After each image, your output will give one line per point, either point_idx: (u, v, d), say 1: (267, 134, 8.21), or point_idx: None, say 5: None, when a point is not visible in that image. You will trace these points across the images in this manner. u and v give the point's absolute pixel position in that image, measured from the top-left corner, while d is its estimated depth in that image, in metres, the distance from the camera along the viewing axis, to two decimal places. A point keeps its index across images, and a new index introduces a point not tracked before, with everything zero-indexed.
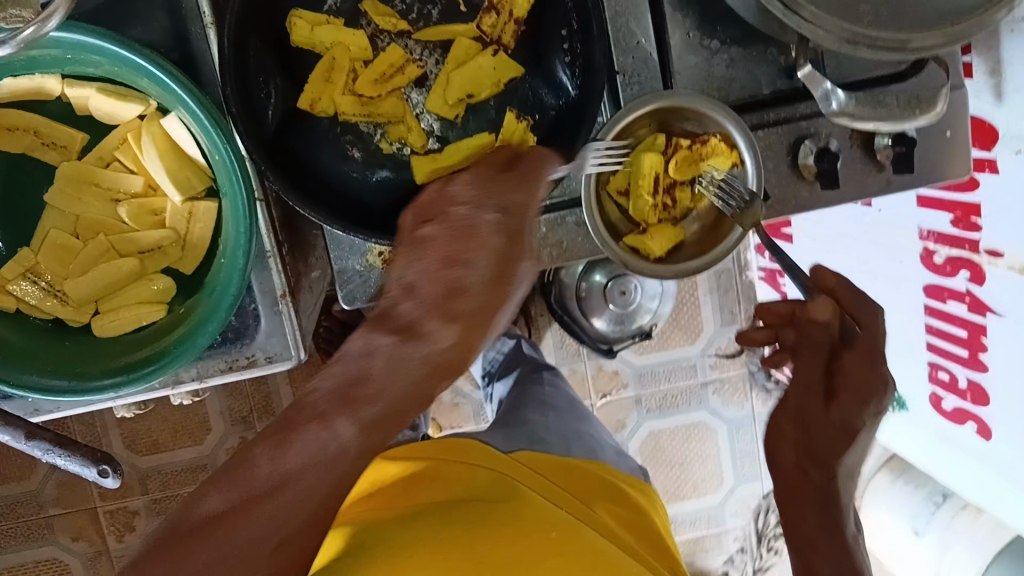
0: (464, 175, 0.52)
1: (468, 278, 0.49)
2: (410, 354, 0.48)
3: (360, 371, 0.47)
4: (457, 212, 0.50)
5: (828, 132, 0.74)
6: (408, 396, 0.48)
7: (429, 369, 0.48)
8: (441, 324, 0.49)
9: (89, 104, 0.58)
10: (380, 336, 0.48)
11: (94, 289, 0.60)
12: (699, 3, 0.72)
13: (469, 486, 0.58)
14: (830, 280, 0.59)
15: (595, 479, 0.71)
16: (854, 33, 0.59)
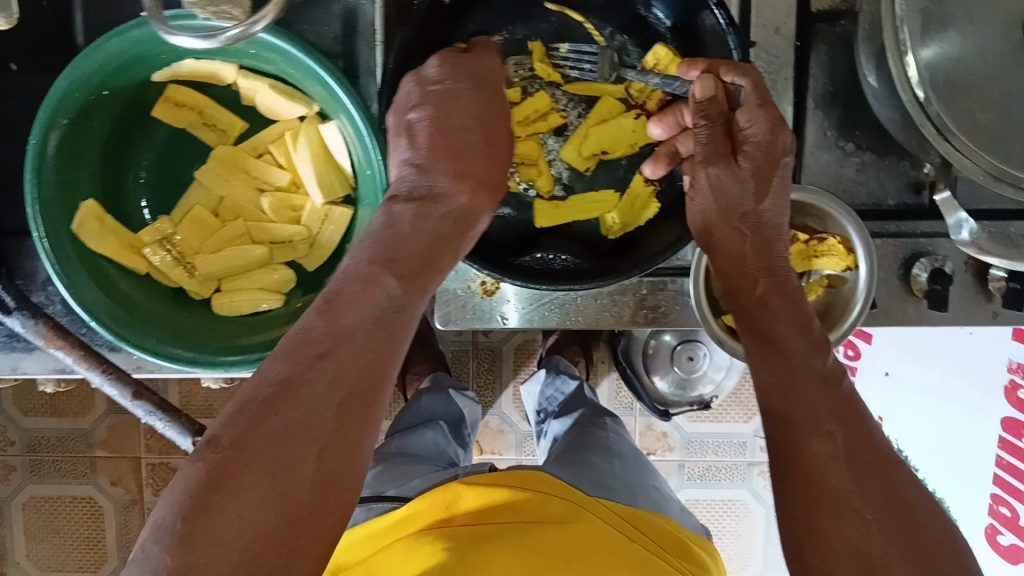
0: (434, 59, 0.57)
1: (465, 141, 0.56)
2: (430, 217, 0.53)
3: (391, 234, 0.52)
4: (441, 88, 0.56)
5: (945, 254, 0.74)
6: (435, 245, 0.52)
7: (449, 215, 0.54)
8: (453, 181, 0.55)
9: (255, 97, 0.61)
10: (400, 207, 0.53)
11: (223, 268, 0.63)
12: (843, 105, 0.73)
13: (546, 515, 0.64)
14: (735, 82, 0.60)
15: (660, 536, 0.74)
16: (1001, 170, 0.59)
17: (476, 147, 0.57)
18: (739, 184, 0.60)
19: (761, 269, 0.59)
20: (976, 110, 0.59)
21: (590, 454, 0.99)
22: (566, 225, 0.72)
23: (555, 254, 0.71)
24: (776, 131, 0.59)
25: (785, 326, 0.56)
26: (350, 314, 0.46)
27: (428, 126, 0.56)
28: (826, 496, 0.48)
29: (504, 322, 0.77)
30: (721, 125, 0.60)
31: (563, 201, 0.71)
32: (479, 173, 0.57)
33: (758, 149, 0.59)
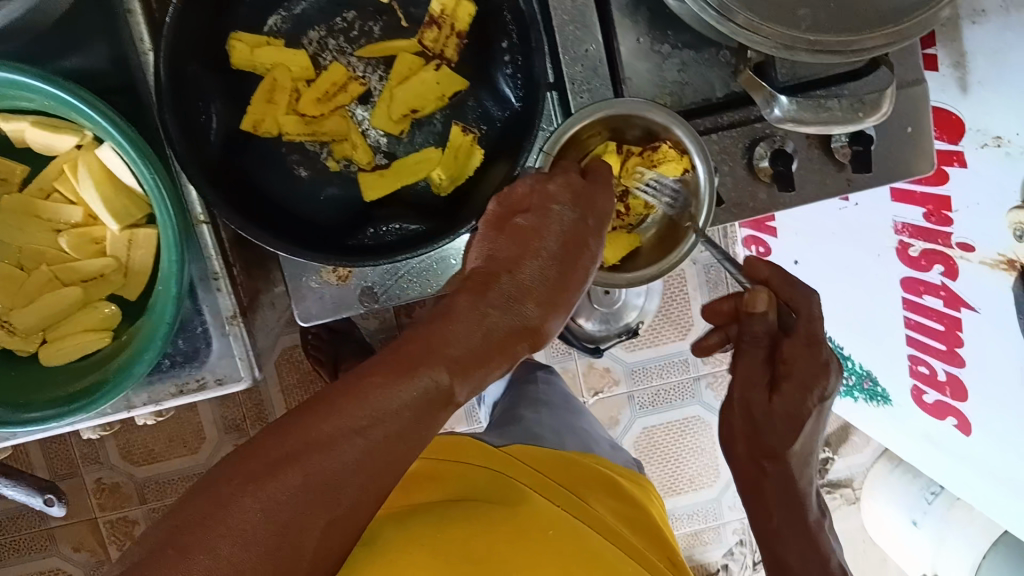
0: (558, 176, 0.54)
1: (546, 263, 0.51)
2: (495, 324, 0.49)
3: (444, 324, 0.48)
4: (559, 210, 0.52)
5: (784, 133, 0.73)
6: (491, 350, 0.48)
7: (516, 333, 0.49)
8: (529, 304, 0.50)
9: (26, 137, 0.58)
10: (470, 308, 0.49)
11: (40, 318, 0.61)
12: (649, 8, 0.72)
13: (472, 489, 0.61)
14: (762, 269, 0.62)
15: (594, 471, 0.71)
16: (792, 37, 0.58)
17: (527, 230, 0.52)
18: (763, 403, 0.60)
19: (742, 426, 0.62)
20: None
21: (519, 409, 0.99)
22: (397, 193, 0.69)
23: (389, 225, 0.69)
24: (817, 375, 0.59)
25: (772, 478, 0.62)
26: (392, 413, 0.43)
27: (522, 234, 0.52)
28: (776, 556, 0.63)
29: (369, 304, 0.75)
30: (765, 343, 0.60)
31: (388, 168, 0.68)
32: (551, 293, 0.51)
33: (796, 383, 0.58)
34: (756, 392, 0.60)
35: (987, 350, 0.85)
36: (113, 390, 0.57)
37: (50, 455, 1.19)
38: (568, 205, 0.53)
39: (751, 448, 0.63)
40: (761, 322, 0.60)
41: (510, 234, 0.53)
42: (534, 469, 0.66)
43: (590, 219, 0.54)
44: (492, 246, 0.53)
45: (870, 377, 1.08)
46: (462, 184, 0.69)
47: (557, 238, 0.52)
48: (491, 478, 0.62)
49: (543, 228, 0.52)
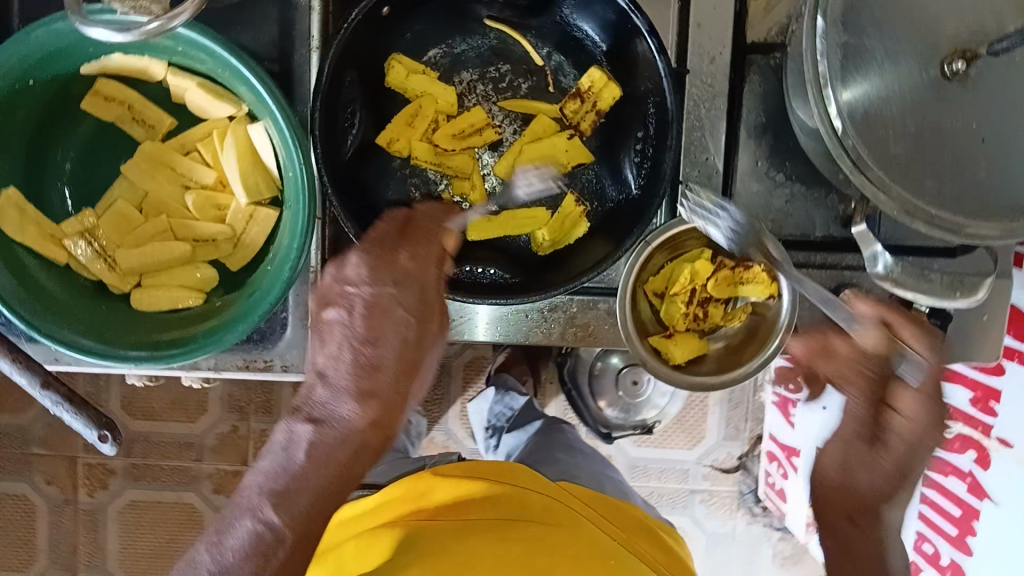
0: (355, 257, 0.57)
1: (383, 354, 0.56)
2: (328, 435, 0.55)
3: (287, 463, 0.54)
4: (351, 291, 0.57)
5: (868, 287, 0.76)
6: (330, 480, 0.53)
7: (356, 446, 0.55)
8: (348, 402, 0.55)
9: (185, 95, 0.61)
10: (299, 426, 0.55)
11: (143, 263, 0.63)
12: (774, 137, 0.75)
13: (521, 508, 0.63)
14: (869, 306, 0.68)
15: (637, 520, 0.73)
16: (913, 205, 0.61)
17: (363, 341, 0.56)
18: (863, 472, 0.66)
19: (834, 483, 0.67)
20: (890, 143, 0.60)
21: (555, 450, 1.00)
22: (497, 240, 0.72)
23: (484, 268, 0.71)
24: (929, 434, 0.65)
25: (869, 540, 0.65)
26: None
27: (339, 329, 0.57)
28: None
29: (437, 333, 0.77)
30: (869, 389, 0.66)
31: (496, 214, 0.71)
32: (390, 393, 0.56)
33: (903, 443, 0.65)
34: (857, 449, 0.66)
35: (998, 548, 0.86)
36: (196, 350, 0.59)
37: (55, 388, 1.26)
38: (361, 284, 0.56)
39: (871, 545, 0.64)
40: (874, 360, 0.67)
41: (327, 330, 0.57)
42: (587, 506, 0.69)
43: (428, 315, 0.58)
44: (328, 360, 0.57)
45: None
46: (560, 251, 0.71)
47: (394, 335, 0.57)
48: (543, 503, 0.65)
49: (389, 321, 0.57)
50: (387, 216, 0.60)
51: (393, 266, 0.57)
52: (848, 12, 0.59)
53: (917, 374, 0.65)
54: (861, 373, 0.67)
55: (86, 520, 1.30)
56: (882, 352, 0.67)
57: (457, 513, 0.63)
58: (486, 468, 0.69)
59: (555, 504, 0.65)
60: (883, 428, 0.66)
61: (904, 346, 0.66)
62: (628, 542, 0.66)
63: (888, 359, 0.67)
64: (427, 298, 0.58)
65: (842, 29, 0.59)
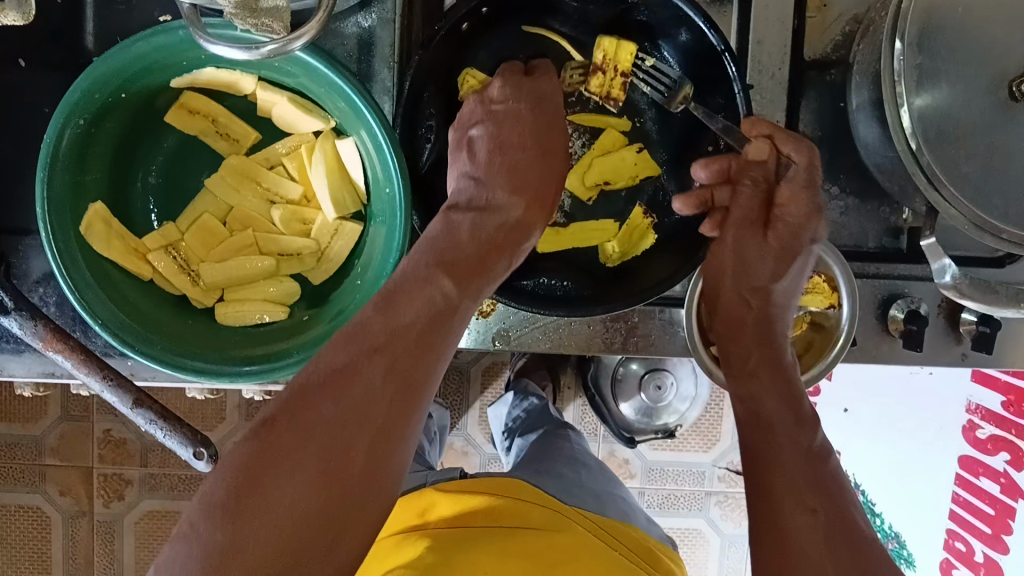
0: (500, 81, 0.64)
1: (524, 158, 0.63)
2: (491, 221, 0.60)
3: (450, 236, 0.58)
4: (501, 107, 0.63)
5: (920, 296, 0.78)
6: (488, 245, 0.59)
7: (505, 228, 0.61)
8: (506, 194, 0.62)
9: (273, 108, 0.61)
10: (459, 216, 0.60)
11: (230, 277, 0.63)
12: (829, 150, 0.77)
13: (528, 520, 0.73)
14: (767, 124, 0.65)
15: (642, 546, 0.78)
16: (982, 219, 0.63)
17: (526, 159, 0.63)
18: (757, 254, 0.68)
19: (738, 308, 0.68)
20: (963, 163, 0.63)
21: (558, 464, 1.02)
22: (565, 252, 0.73)
23: (558, 279, 0.73)
24: (810, 210, 0.67)
25: (755, 313, 0.68)
26: (401, 315, 0.53)
27: (487, 143, 0.63)
28: (770, 434, 0.61)
29: (500, 344, 0.78)
30: (763, 188, 0.67)
31: (564, 228, 0.72)
32: (537, 186, 0.63)
33: (789, 227, 0.67)
34: (748, 237, 0.68)
35: None
36: (290, 363, 0.59)
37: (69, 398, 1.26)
38: (512, 101, 0.63)
39: (765, 359, 0.66)
40: (762, 171, 0.67)
41: (471, 148, 0.64)
42: (588, 521, 0.77)
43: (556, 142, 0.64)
44: (462, 165, 0.63)
45: (897, 537, 1.11)
46: (628, 261, 0.73)
47: (526, 135, 0.63)
48: (546, 515, 0.74)
49: (515, 127, 0.63)
50: (507, 67, 0.65)
51: (535, 89, 0.64)
52: (924, 35, 0.61)
53: (792, 174, 0.66)
54: (752, 179, 0.67)
55: (102, 531, 1.30)
56: (766, 164, 0.66)
57: (468, 524, 0.73)
58: (488, 483, 0.79)
59: (549, 512, 0.74)
60: (772, 218, 0.68)
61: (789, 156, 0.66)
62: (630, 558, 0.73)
63: (774, 164, 0.67)
64: (551, 142, 0.64)
65: (918, 52, 0.62)
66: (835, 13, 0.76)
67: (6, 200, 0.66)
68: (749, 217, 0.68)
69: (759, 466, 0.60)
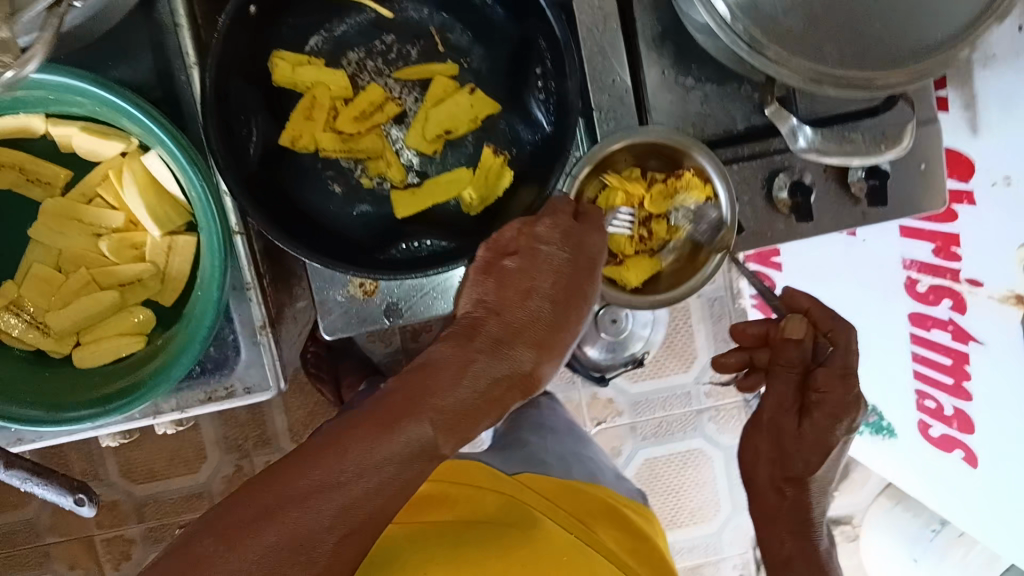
0: (547, 218, 0.53)
1: (541, 304, 0.50)
2: (495, 372, 0.46)
3: (426, 386, 0.44)
4: (547, 250, 0.52)
5: (802, 165, 0.75)
6: (477, 402, 0.45)
7: (508, 381, 0.47)
8: (522, 349, 0.48)
9: (72, 142, 0.60)
10: (452, 351, 0.47)
11: (77, 320, 0.62)
12: (674, 41, 0.74)
13: (481, 510, 0.64)
14: (805, 300, 0.59)
15: (599, 502, 0.71)
16: (819, 72, 0.59)
17: (542, 312, 0.50)
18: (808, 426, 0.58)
19: (768, 449, 0.62)
20: (783, 16, 0.59)
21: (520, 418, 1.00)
22: (428, 211, 0.71)
23: (422, 241, 0.70)
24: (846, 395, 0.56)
25: (789, 504, 0.62)
26: (353, 458, 0.40)
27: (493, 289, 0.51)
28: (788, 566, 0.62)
29: (390, 320, 0.76)
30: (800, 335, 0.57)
31: (419, 187, 0.70)
32: (549, 334, 0.50)
33: (830, 404, 0.56)
34: (786, 415, 0.59)
35: (994, 385, 0.87)
36: (155, 388, 0.58)
37: None
38: (558, 245, 0.52)
39: (798, 542, 0.62)
40: (795, 349, 0.57)
41: (499, 275, 0.51)
42: (542, 498, 0.67)
43: (582, 261, 0.53)
44: (482, 291, 0.51)
45: (874, 410, 1.10)
46: (491, 204, 0.70)
47: (552, 279, 0.51)
48: (501, 501, 0.65)
49: (540, 271, 0.51)
50: (558, 205, 0.55)
51: (585, 237, 0.53)
52: None
53: (830, 359, 0.57)
54: (788, 362, 0.57)
55: None
56: (802, 338, 0.57)
57: (420, 518, 0.64)
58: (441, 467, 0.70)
59: (503, 499, 0.65)
60: (806, 400, 0.58)
61: (826, 335, 0.57)
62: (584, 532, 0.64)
63: (808, 347, 0.58)
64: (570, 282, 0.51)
65: None
66: None
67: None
68: (785, 401, 0.59)
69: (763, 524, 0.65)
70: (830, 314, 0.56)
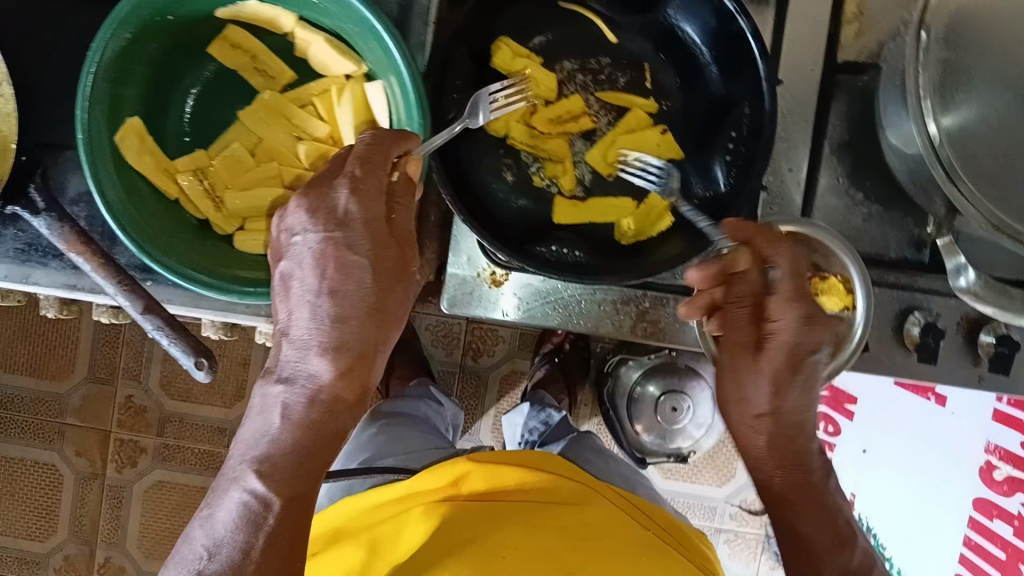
0: (342, 189, 0.52)
1: (361, 276, 0.51)
2: (302, 385, 0.52)
3: (266, 426, 0.52)
4: (300, 239, 0.52)
5: (939, 311, 0.77)
6: (314, 432, 0.51)
7: (327, 400, 0.52)
8: (321, 355, 0.51)
9: (309, 49, 0.64)
10: (271, 390, 0.53)
11: (250, 206, 0.65)
12: (856, 154, 0.77)
13: (561, 495, 0.73)
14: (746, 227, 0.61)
15: (665, 517, 0.80)
16: (1002, 220, 0.61)
17: (349, 285, 0.51)
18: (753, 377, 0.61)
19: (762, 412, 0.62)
20: (983, 157, 0.62)
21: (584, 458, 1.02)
22: (582, 225, 0.74)
23: (569, 250, 0.73)
24: (802, 318, 0.59)
25: (791, 448, 0.62)
26: (220, 525, 0.50)
27: (301, 305, 0.52)
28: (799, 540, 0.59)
29: (508, 314, 0.79)
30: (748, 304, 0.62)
31: (583, 201, 0.73)
32: (357, 335, 0.51)
33: (786, 344, 0.59)
34: (745, 357, 0.62)
35: None
36: None
37: (97, 358, 1.29)
38: (325, 226, 0.51)
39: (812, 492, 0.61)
40: (748, 282, 0.61)
41: (288, 288, 0.53)
42: (617, 495, 0.78)
43: (380, 234, 0.53)
44: (287, 321, 0.53)
45: None
46: (643, 240, 0.73)
47: (359, 276, 0.51)
48: (577, 489, 0.74)
49: (351, 273, 0.51)
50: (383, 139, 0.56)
51: (378, 192, 0.53)
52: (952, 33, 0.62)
53: (778, 281, 0.59)
54: (747, 295, 0.61)
55: (110, 494, 1.31)
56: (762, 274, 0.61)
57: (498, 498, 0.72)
58: (516, 454, 0.78)
59: (578, 487, 0.74)
60: (766, 336, 0.61)
61: (767, 260, 0.60)
62: (655, 528, 0.75)
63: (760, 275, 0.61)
64: (383, 263, 0.52)
65: (944, 46, 0.62)
66: (870, 20, 0.76)
67: (38, 119, 0.68)
68: (744, 337, 0.62)
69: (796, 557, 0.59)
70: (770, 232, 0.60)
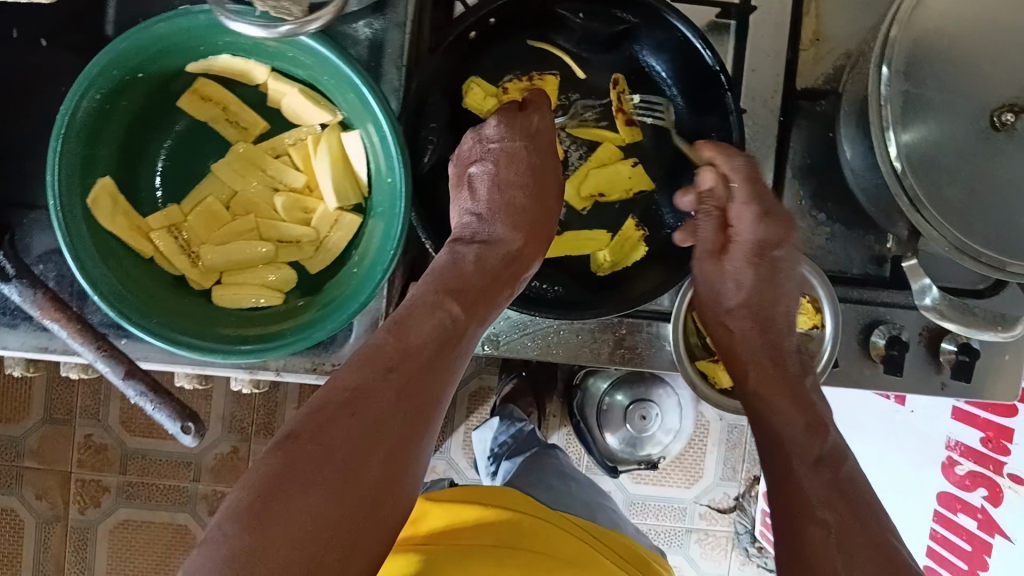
0: (495, 118, 0.67)
1: (520, 196, 0.67)
2: (468, 289, 0.60)
3: (458, 263, 0.62)
4: (492, 148, 0.67)
5: (902, 324, 0.80)
6: (439, 340, 0.56)
7: (449, 324, 0.57)
8: (505, 228, 0.65)
9: (284, 99, 0.64)
10: (462, 249, 0.63)
11: (227, 260, 0.64)
12: (818, 178, 0.80)
13: (527, 535, 0.69)
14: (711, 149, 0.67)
15: (632, 553, 0.78)
16: (964, 244, 0.65)
17: (526, 199, 0.67)
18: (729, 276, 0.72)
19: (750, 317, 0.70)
20: (946, 187, 0.65)
21: (552, 478, 1.02)
22: (560, 259, 0.75)
23: (549, 285, 0.74)
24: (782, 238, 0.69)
25: (755, 339, 0.70)
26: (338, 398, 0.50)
27: (486, 180, 0.67)
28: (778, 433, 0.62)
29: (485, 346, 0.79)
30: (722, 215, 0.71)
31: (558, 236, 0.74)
32: (532, 219, 0.67)
33: (748, 245, 0.71)
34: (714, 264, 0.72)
35: None
36: (285, 344, 0.60)
37: (54, 398, 1.24)
38: (512, 137, 0.67)
39: (790, 384, 0.66)
40: (713, 194, 0.70)
41: (470, 186, 0.68)
42: (586, 532, 0.75)
43: (544, 173, 0.68)
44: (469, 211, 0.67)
45: None
46: (619, 272, 0.74)
47: (523, 196, 0.67)
48: (543, 528, 0.71)
49: (518, 167, 0.67)
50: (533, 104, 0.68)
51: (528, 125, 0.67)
52: (911, 62, 0.64)
53: (737, 190, 0.68)
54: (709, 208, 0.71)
55: (74, 536, 1.26)
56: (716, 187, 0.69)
57: (462, 535, 0.69)
58: (480, 495, 0.76)
59: (548, 527, 0.71)
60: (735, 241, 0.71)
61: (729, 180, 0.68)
62: (623, 563, 0.73)
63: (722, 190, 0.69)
64: (535, 219, 0.67)
65: (905, 79, 0.64)
66: (828, 46, 0.79)
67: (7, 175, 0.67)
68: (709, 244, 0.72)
69: (772, 449, 0.61)
70: (737, 158, 0.67)
